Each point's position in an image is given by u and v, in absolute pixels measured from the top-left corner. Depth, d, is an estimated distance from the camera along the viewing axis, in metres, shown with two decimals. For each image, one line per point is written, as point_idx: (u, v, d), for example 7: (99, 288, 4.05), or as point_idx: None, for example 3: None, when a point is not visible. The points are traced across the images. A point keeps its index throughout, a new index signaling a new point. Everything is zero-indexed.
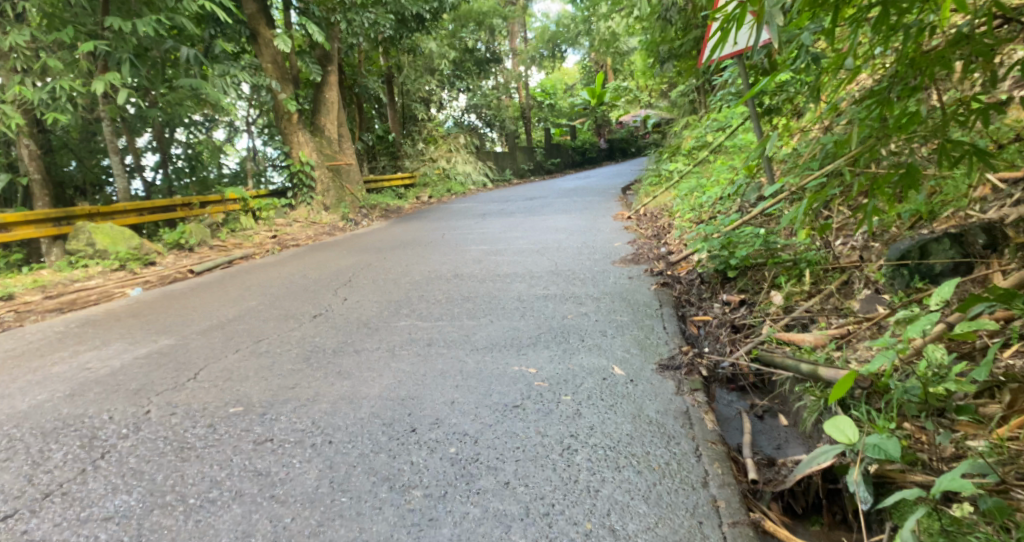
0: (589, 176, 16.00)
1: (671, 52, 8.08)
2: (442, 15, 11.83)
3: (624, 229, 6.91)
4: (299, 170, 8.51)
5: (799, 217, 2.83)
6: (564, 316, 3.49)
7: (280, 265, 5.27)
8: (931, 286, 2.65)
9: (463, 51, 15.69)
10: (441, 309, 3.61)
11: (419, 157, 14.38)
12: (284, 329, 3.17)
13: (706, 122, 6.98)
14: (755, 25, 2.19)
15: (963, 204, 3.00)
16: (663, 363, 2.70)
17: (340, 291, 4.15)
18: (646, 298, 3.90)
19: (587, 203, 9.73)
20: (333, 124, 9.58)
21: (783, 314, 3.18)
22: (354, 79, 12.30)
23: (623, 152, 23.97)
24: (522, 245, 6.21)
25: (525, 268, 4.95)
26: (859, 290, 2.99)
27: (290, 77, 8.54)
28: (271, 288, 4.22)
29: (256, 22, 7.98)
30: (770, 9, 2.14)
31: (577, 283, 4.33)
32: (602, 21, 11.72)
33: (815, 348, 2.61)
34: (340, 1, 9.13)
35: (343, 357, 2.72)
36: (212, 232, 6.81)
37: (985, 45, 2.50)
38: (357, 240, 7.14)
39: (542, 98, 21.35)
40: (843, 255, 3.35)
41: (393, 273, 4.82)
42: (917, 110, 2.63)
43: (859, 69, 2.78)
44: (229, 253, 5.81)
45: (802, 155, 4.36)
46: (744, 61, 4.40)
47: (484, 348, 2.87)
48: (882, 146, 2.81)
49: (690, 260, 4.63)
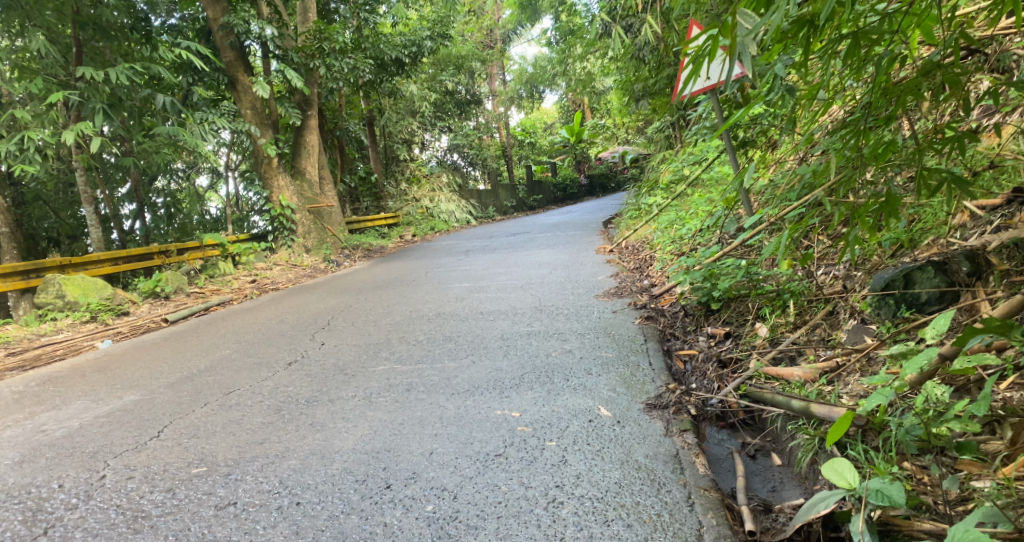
0: (572, 211, 16.12)
1: (646, 89, 8.21)
2: (421, 58, 11.99)
3: (606, 263, 6.88)
4: (278, 213, 8.42)
5: (783, 248, 2.81)
6: (548, 354, 3.40)
7: (256, 311, 5.14)
8: (919, 315, 2.60)
9: (444, 93, 15.95)
10: (420, 351, 3.50)
11: (402, 197, 14.47)
12: (256, 379, 3.04)
13: (684, 155, 7.05)
14: (728, 58, 2.16)
15: (943, 232, 2.99)
16: (651, 402, 2.61)
17: (318, 335, 4.03)
18: (630, 333, 3.83)
19: (569, 238, 9.73)
20: (313, 167, 9.53)
21: (770, 348, 3.12)
22: (335, 122, 12.36)
23: (604, 188, 24.26)
24: (504, 281, 6.14)
25: (508, 305, 4.87)
26: (845, 320, 2.94)
27: (268, 121, 8.53)
28: (246, 336, 4.09)
29: (235, 69, 7.97)
30: (742, 40, 2.11)
31: (560, 319, 4.25)
32: (579, 61, 11.98)
33: (804, 383, 2.54)
34: (318, 47, 9.17)
35: (317, 407, 2.60)
36: (189, 279, 6.68)
37: (954, 74, 2.52)
38: (338, 282, 7.04)
39: (522, 136, 21.63)
40: (826, 285, 3.31)
41: (372, 315, 4.71)
42: (893, 139, 2.62)
43: (833, 100, 2.78)
44: (205, 300, 5.68)
45: (779, 186, 4.39)
46: (718, 95, 4.44)
47: (464, 393, 2.76)
48: (860, 176, 2.79)
49: (674, 292, 4.59)
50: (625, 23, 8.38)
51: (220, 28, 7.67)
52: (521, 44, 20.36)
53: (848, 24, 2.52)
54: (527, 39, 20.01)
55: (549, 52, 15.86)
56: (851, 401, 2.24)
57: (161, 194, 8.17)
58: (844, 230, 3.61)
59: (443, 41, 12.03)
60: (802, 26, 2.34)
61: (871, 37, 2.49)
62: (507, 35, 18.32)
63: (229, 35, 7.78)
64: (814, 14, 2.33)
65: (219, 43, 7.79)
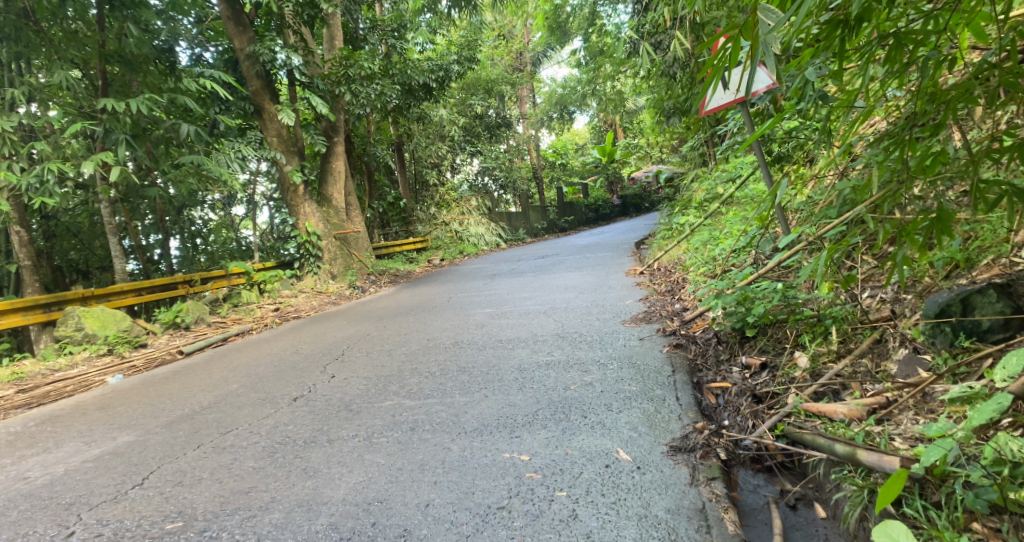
0: (603, 232, 15.89)
1: (676, 106, 7.99)
2: (448, 82, 12.01)
3: (636, 285, 6.63)
4: (304, 240, 8.42)
5: (822, 272, 2.58)
6: (567, 388, 3.18)
7: (273, 341, 5.05)
8: (982, 344, 2.33)
9: (473, 117, 16.00)
10: (432, 385, 3.33)
11: (432, 221, 14.56)
12: (257, 416, 2.90)
13: (716, 173, 6.78)
14: (751, 58, 1.94)
15: (1004, 250, 2.72)
16: (676, 445, 2.36)
17: (329, 367, 3.89)
18: (658, 362, 3.59)
19: (599, 260, 9.49)
20: (339, 193, 9.53)
21: (811, 380, 2.83)
22: (364, 147, 12.40)
23: (637, 207, 23.98)
24: (529, 306, 5.94)
25: (529, 332, 4.66)
26: (895, 350, 2.66)
27: (295, 149, 8.58)
28: (257, 368, 3.99)
29: (260, 97, 8.06)
30: (766, 36, 1.91)
31: (584, 348, 4.02)
32: (608, 81, 11.81)
33: (849, 423, 2.27)
34: (344, 74, 9.21)
35: (313, 450, 2.44)
36: (213, 308, 6.68)
37: (1012, 75, 2.28)
38: (360, 309, 6.95)
39: (553, 157, 21.55)
40: (871, 310, 3.03)
41: (388, 344, 4.56)
42: (943, 149, 2.37)
43: (874, 108, 2.53)
44: (225, 330, 5.62)
45: (817, 203, 4.11)
46: (749, 107, 4.20)
47: (472, 432, 2.57)
48: (906, 190, 2.53)
49: (706, 318, 4.32)
50: (653, 40, 8.20)
51: (247, 58, 7.76)
52: (551, 66, 20.35)
53: (888, 26, 2.30)
54: (557, 61, 20.01)
55: (578, 73, 15.76)
56: (907, 448, 1.98)
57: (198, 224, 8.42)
58: (890, 250, 3.33)
59: (470, 64, 12.01)
60: (835, 27, 2.12)
61: (914, 38, 2.26)
62: (537, 57, 18.35)
63: (255, 65, 7.88)
64: (849, 14, 2.12)
65: (246, 73, 7.91)
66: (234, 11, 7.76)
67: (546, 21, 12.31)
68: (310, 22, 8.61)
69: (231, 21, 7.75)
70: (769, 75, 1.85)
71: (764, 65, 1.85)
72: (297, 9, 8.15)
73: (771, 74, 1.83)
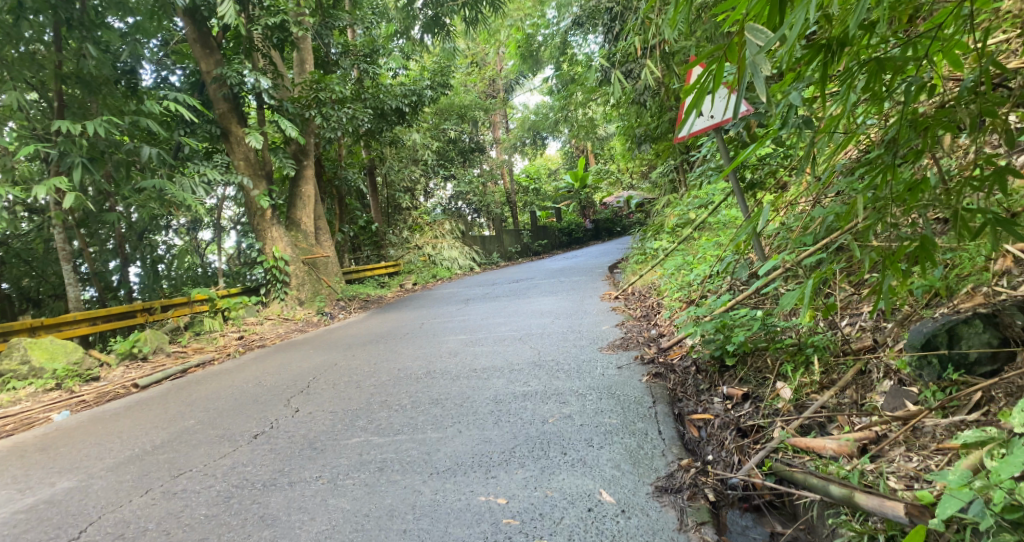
0: (577, 256, 15.89)
1: (648, 133, 8.04)
2: (421, 107, 11.94)
3: (611, 311, 6.56)
4: (271, 265, 8.19)
5: (807, 302, 2.52)
6: (544, 421, 3.05)
7: (236, 371, 4.84)
8: (970, 377, 2.27)
9: (447, 141, 15.96)
10: (402, 420, 3.18)
11: (404, 245, 14.37)
12: (213, 456, 2.72)
13: (689, 198, 6.78)
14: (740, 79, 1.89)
15: (983, 278, 2.69)
16: (662, 485, 2.26)
17: (293, 401, 3.71)
18: (637, 392, 3.48)
19: (573, 284, 9.42)
20: (308, 217, 9.33)
21: (795, 412, 2.75)
22: (334, 171, 12.22)
23: (609, 231, 24.10)
24: (503, 332, 5.81)
25: (505, 360, 4.52)
26: (879, 381, 2.60)
27: (262, 172, 8.39)
28: (216, 402, 3.78)
29: (227, 120, 7.87)
30: (755, 58, 1.84)
31: (560, 377, 3.90)
32: (581, 108, 11.90)
33: (840, 460, 2.19)
34: (314, 97, 9.07)
35: (272, 494, 2.28)
36: (174, 337, 6.42)
37: (991, 103, 2.26)
38: (329, 336, 6.74)
39: (527, 182, 21.59)
40: (852, 339, 2.98)
41: (356, 375, 4.39)
42: (925, 177, 2.34)
43: (854, 134, 2.50)
44: (184, 361, 5.37)
45: (793, 229, 4.09)
46: (723, 134, 4.19)
47: (445, 472, 2.44)
48: (888, 218, 2.49)
49: (684, 345, 4.23)
50: (625, 68, 8.26)
51: (213, 81, 7.59)
52: (523, 93, 20.51)
53: (868, 52, 2.27)
54: (530, 87, 20.16)
55: (550, 99, 15.86)
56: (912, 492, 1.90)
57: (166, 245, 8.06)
58: (869, 277, 3.31)
59: (444, 89, 12.00)
60: (818, 51, 2.08)
61: (895, 64, 2.23)
62: (510, 83, 18.47)
63: (222, 87, 7.71)
64: (832, 39, 2.08)
65: (213, 95, 7.74)
66: (201, 33, 7.61)
67: (519, 48, 12.39)
68: (280, 45, 8.49)
69: (198, 43, 7.59)
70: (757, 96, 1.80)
71: (752, 86, 1.80)
72: (267, 32, 8.04)
73: (760, 94, 1.78)
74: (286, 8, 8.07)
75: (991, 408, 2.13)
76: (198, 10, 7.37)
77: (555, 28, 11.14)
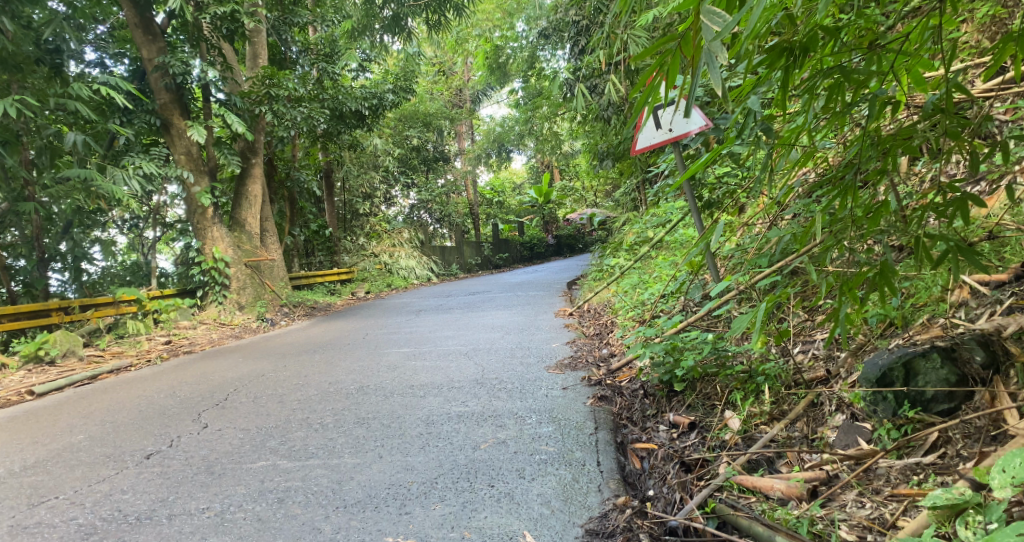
0: (537, 271, 15.72)
1: (611, 150, 7.95)
2: (382, 111, 11.66)
3: (565, 328, 6.35)
4: (210, 266, 7.78)
5: (758, 330, 2.37)
6: (476, 446, 2.81)
7: (152, 379, 4.50)
8: (927, 416, 2.10)
9: (410, 148, 15.68)
10: (319, 441, 2.92)
11: (360, 252, 13.98)
12: (91, 480, 2.53)
13: (648, 216, 6.65)
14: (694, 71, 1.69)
15: (939, 309, 2.55)
16: (591, 527, 2.08)
17: (204, 416, 3.40)
18: (580, 416, 3.25)
19: (529, 299, 9.20)
20: (254, 218, 8.93)
21: (743, 445, 2.57)
22: (287, 172, 11.62)
23: (572, 247, 23.98)
24: (449, 347, 5.54)
25: (445, 376, 4.25)
26: (831, 415, 2.44)
27: (205, 168, 8.00)
28: (117, 414, 3.47)
29: (169, 111, 7.50)
30: (711, 42, 1.65)
31: (502, 397, 3.65)
32: (546, 121, 11.79)
33: (787, 502, 2.01)
34: (266, 93, 8.66)
35: (144, 530, 2.13)
36: (91, 340, 6.01)
37: (955, 123, 2.12)
38: (266, 344, 6.37)
39: (491, 195, 21.39)
40: (805, 369, 2.84)
41: (282, 387, 4.10)
42: (884, 199, 2.19)
43: (813, 149, 2.34)
44: (97, 366, 4.97)
45: (749, 250, 3.96)
46: (679, 150, 4.05)
47: (354, 506, 2.26)
48: (850, 242, 2.33)
49: (633, 367, 4.03)
50: (590, 83, 8.15)
51: (155, 70, 7.22)
52: (491, 105, 20.40)
53: (830, 61, 2.12)
54: (497, 100, 20.03)
55: (516, 112, 15.71)
56: None
57: (98, 243, 7.61)
58: (823, 303, 3.16)
59: (406, 94, 11.75)
60: (779, 55, 1.93)
61: (857, 78, 2.07)
62: (477, 94, 18.27)
63: (164, 77, 7.36)
64: (793, 42, 1.93)
65: (154, 85, 7.38)
66: (143, 19, 7.23)
67: (486, 59, 12.08)
68: (231, 36, 8.10)
69: (140, 29, 7.20)
70: (712, 88, 1.60)
71: (709, 76, 1.60)
72: (216, 22, 7.66)
73: (715, 85, 1.58)
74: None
75: (948, 451, 1.95)
76: None
77: (524, 41, 10.98)
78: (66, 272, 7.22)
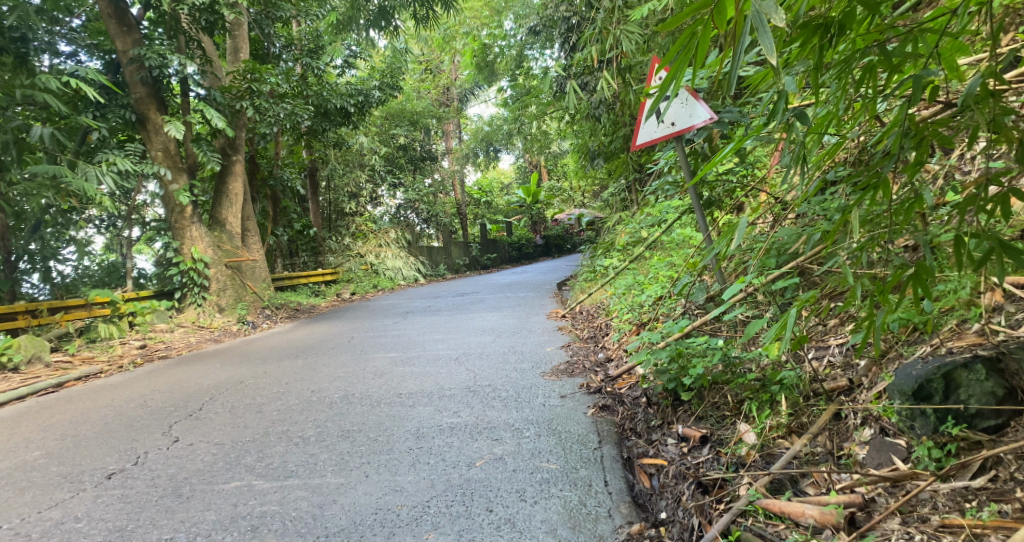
0: (526, 271, 15.48)
1: (603, 148, 7.78)
2: (368, 109, 11.41)
3: (558, 330, 6.14)
4: (188, 267, 7.49)
5: (784, 340, 2.18)
6: (471, 463, 2.59)
7: (123, 387, 4.23)
8: (971, 433, 1.92)
9: (396, 147, 15.45)
10: (299, 458, 2.69)
11: (345, 252, 13.68)
12: (43, 505, 2.29)
13: (642, 216, 6.46)
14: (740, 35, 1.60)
15: (969, 314, 2.36)
16: None
17: (175, 428, 3.14)
18: (581, 428, 3.04)
19: (519, 300, 8.99)
20: (235, 217, 8.63)
21: (763, 462, 2.37)
22: (270, 170, 11.30)
23: (560, 248, 23.81)
24: (438, 351, 5.30)
25: (435, 384, 4.01)
26: (858, 430, 2.24)
27: (183, 165, 7.71)
28: (80, 427, 3.21)
29: (144, 106, 7.16)
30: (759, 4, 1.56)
31: (496, 407, 3.43)
32: (536, 120, 11.61)
33: (822, 531, 1.83)
34: (247, 88, 8.35)
35: None
36: (61, 345, 5.73)
37: (1000, 111, 1.92)
38: (246, 347, 6.09)
39: (479, 194, 21.15)
40: (824, 378, 2.64)
41: (261, 396, 3.84)
42: (922, 194, 1.99)
43: (841, 140, 2.14)
44: (64, 373, 4.68)
45: (755, 249, 3.76)
46: (681, 144, 3.86)
47: (338, 537, 2.04)
48: (883, 242, 2.13)
49: (634, 373, 3.81)
50: (580, 81, 7.97)
51: (130, 62, 6.93)
52: (479, 104, 20.20)
53: (861, 43, 1.92)
54: (485, 99, 19.82)
55: (505, 111, 15.51)
56: None
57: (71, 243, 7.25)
58: (838, 307, 2.97)
59: (393, 91, 11.50)
60: (812, 33, 1.74)
61: (893, 62, 1.87)
62: (465, 93, 18.05)
63: (140, 69, 7.06)
64: (830, 18, 1.73)
65: (129, 78, 7.07)
66: (117, 9, 6.93)
67: (474, 58, 11.82)
68: (210, 29, 7.85)
69: (114, 20, 6.90)
70: (763, 54, 1.54)
71: (758, 41, 1.52)
72: (195, 13, 7.48)
73: (767, 52, 1.52)
74: None
75: (999, 473, 1.78)
76: None
77: (512, 38, 10.80)
78: (35, 273, 6.88)
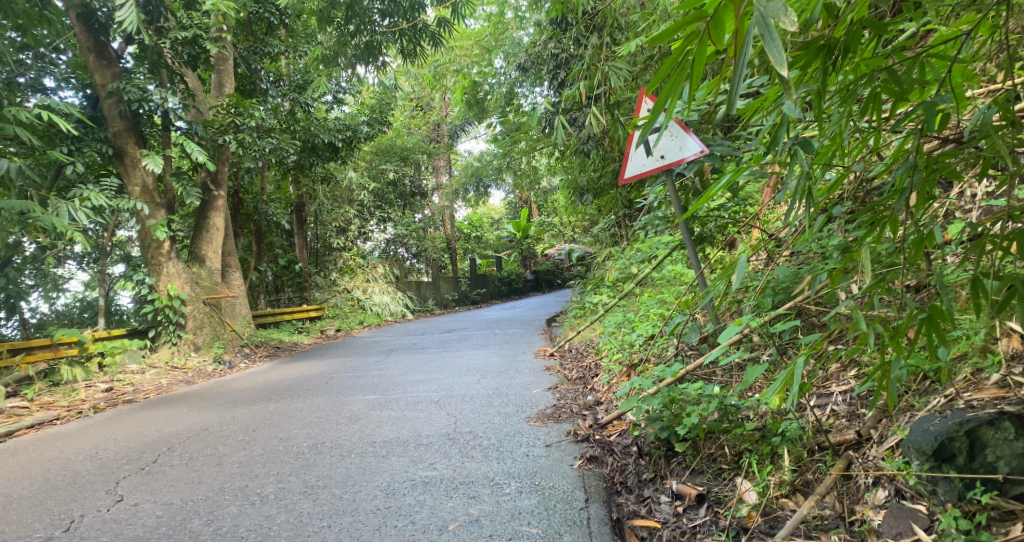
0: (515, 307, 15.26)
1: (592, 184, 7.67)
2: (357, 144, 11.30)
3: (546, 370, 5.90)
4: (163, 304, 7.20)
5: (796, 385, 1.93)
6: (443, 528, 2.37)
7: (78, 435, 3.97)
8: (1003, 502, 1.75)
9: (385, 183, 15.40)
10: (252, 522, 2.46)
11: (331, 287, 13.40)
12: None
13: (632, 251, 6.29)
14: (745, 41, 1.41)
15: (985, 362, 2.18)
16: None
17: (121, 486, 2.90)
18: (567, 483, 2.80)
19: (508, 337, 8.75)
20: (214, 252, 8.40)
21: (767, 528, 2.15)
22: (255, 205, 11.03)
23: (550, 283, 23.69)
24: (420, 393, 5.04)
25: (412, 431, 3.75)
26: (871, 491, 2.03)
27: (161, 201, 7.51)
28: (17, 487, 2.97)
29: (122, 140, 7.03)
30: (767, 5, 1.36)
31: (476, 457, 3.18)
32: (526, 157, 11.53)
33: None
34: (231, 122, 8.22)
35: None
36: (21, 390, 5.43)
37: (1016, 143, 1.76)
38: (219, 389, 5.80)
39: (470, 229, 20.96)
40: (830, 430, 2.43)
41: (223, 445, 3.58)
42: (931, 232, 1.81)
43: (845, 171, 1.96)
44: (15, 420, 4.40)
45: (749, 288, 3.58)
46: (672, 178, 3.70)
47: None
48: (894, 284, 1.94)
49: (624, 419, 3.58)
50: (569, 117, 7.89)
51: (108, 96, 6.79)
52: (470, 141, 20.24)
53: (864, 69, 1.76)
54: (476, 136, 19.84)
55: (495, 147, 15.44)
56: None
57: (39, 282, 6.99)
58: (844, 352, 2.76)
59: (382, 126, 11.42)
60: (815, 54, 1.58)
61: (894, 90, 1.71)
62: (456, 129, 18.06)
63: (119, 103, 6.90)
64: (834, 39, 1.58)
65: (108, 112, 6.92)
66: (98, 43, 6.83)
67: (464, 95, 11.78)
68: (194, 63, 7.73)
69: (93, 54, 6.80)
70: (771, 66, 1.35)
71: (765, 51, 1.34)
72: (177, 47, 7.34)
73: (777, 62, 1.32)
74: (201, 25, 7.40)
75: None
76: (96, 17, 6.65)
77: (502, 76, 10.82)
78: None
